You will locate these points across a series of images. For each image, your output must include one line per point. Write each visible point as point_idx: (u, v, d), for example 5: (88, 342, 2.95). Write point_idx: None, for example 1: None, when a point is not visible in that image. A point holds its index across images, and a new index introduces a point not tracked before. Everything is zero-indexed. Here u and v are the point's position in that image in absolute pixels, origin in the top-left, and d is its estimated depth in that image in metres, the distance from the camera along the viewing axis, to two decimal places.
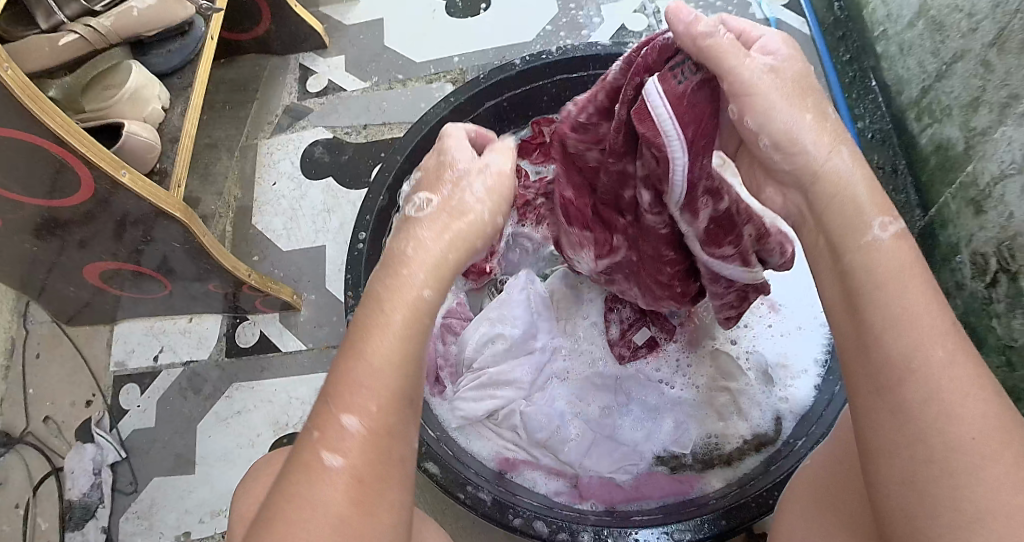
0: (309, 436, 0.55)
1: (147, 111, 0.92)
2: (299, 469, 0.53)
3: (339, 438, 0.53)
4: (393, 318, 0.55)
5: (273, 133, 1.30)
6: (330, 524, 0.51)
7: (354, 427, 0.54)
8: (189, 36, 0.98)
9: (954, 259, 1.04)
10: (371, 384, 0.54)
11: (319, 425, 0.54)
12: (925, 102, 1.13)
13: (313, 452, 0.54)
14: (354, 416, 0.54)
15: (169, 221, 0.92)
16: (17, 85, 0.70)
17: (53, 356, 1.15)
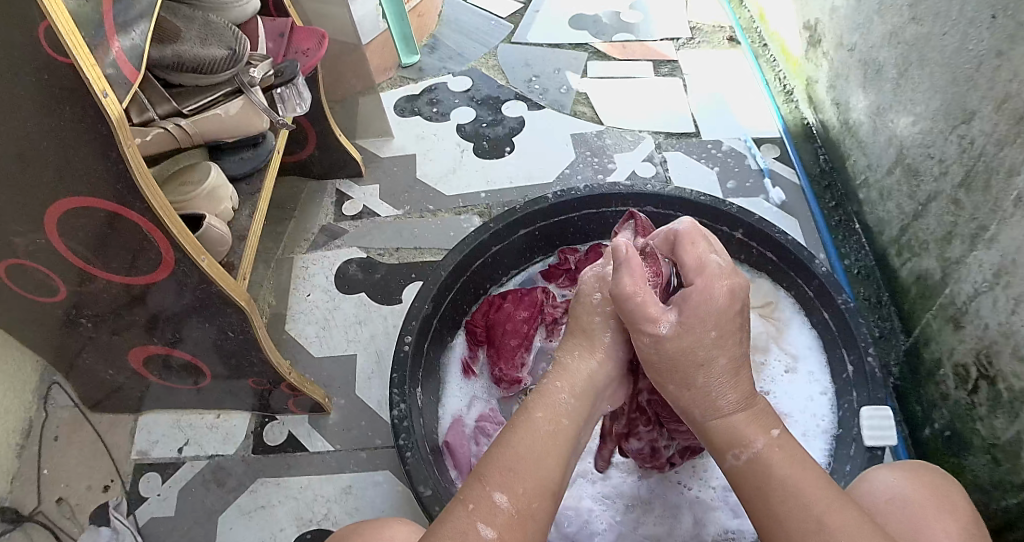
0: (465, 508, 0.62)
1: (221, 208, 1.05)
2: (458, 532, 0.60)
3: (490, 510, 0.62)
4: (534, 416, 0.69)
5: (308, 250, 1.40)
6: None
7: (502, 503, 0.62)
8: (261, 147, 1.15)
9: (937, 373, 1.13)
10: (520, 466, 0.64)
11: (473, 498, 0.63)
12: (904, 239, 1.26)
13: (468, 522, 0.61)
14: (505, 492, 0.62)
15: (224, 310, 1.02)
16: (134, 162, 0.81)
17: (71, 442, 1.19)
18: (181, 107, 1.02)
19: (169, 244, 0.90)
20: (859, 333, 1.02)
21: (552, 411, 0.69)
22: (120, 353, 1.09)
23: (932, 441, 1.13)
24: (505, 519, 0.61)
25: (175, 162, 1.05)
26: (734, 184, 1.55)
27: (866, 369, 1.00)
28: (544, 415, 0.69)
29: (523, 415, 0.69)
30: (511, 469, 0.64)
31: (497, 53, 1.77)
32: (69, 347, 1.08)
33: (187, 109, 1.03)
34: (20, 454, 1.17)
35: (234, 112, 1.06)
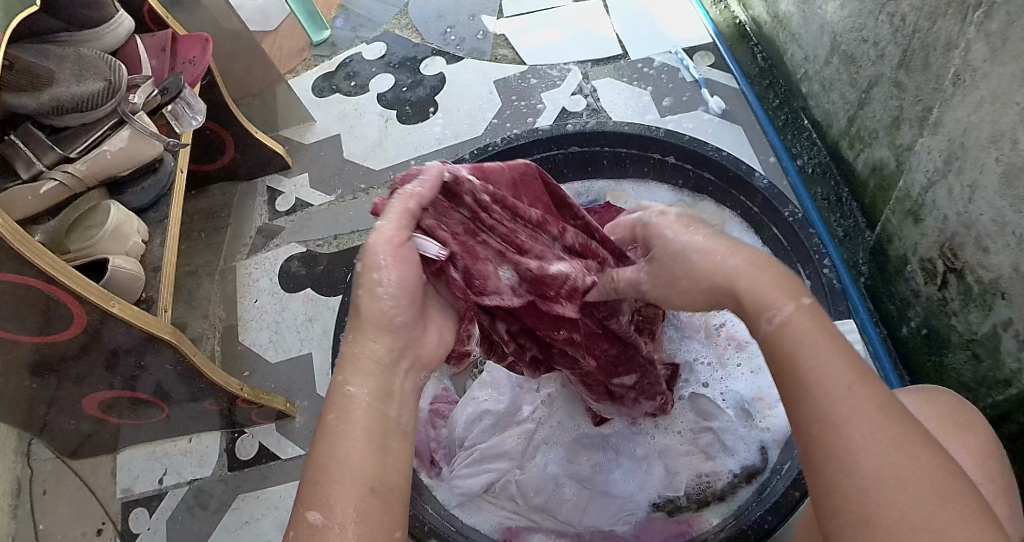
0: (286, 537, 0.56)
1: (129, 245, 1.06)
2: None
3: (311, 535, 0.55)
4: (344, 412, 0.61)
5: (250, 254, 1.34)
6: None
7: (319, 522, 0.55)
8: (161, 170, 1.15)
9: (906, 270, 1.10)
10: (328, 477, 0.57)
11: (292, 526, 0.56)
12: (854, 130, 1.21)
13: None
14: (319, 511, 0.56)
15: (159, 345, 1.00)
16: (10, 233, 0.81)
17: (59, 493, 1.18)
18: (67, 152, 1.01)
19: (75, 299, 0.90)
20: (811, 243, 0.99)
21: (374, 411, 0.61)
22: (75, 402, 1.06)
23: (912, 340, 1.11)
24: (329, 537, 0.54)
25: (75, 208, 1.09)
26: (671, 102, 1.46)
27: (823, 280, 0.97)
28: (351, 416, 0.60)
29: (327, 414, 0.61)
30: (333, 481, 0.57)
31: (409, 10, 1.66)
32: (36, 411, 1.05)
33: (74, 152, 1.02)
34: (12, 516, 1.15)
35: (120, 147, 1.04)
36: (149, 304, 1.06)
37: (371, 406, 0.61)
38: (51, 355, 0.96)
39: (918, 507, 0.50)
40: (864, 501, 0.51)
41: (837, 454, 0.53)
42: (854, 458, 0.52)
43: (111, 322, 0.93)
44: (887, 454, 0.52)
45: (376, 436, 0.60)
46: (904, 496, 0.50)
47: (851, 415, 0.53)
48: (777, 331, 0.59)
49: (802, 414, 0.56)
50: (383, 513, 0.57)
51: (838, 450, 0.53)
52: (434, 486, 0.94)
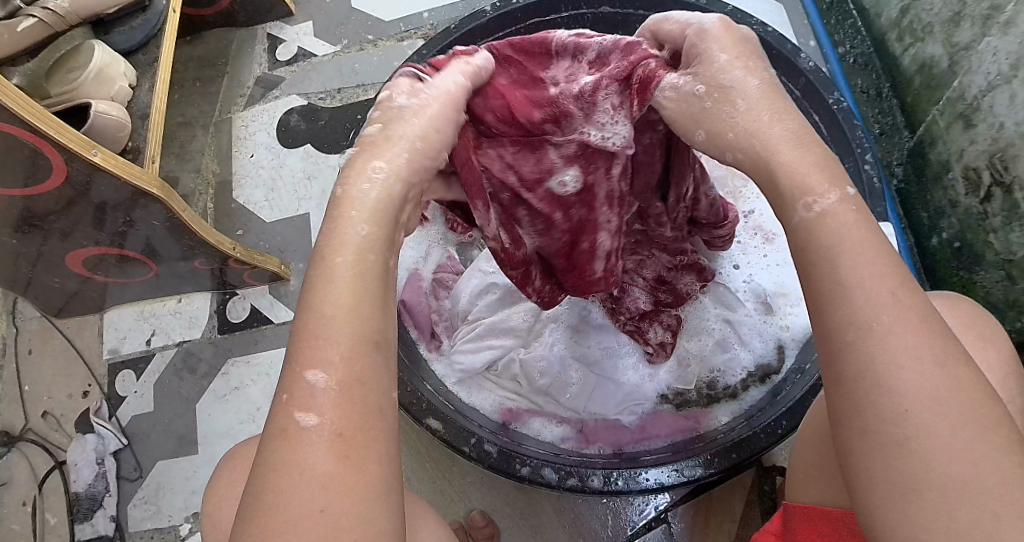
0: (279, 402, 0.46)
1: (114, 89, 0.97)
2: (277, 449, 0.45)
3: (308, 395, 0.45)
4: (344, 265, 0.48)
5: (247, 105, 1.24)
6: (316, 490, 0.43)
7: (321, 381, 0.46)
8: (150, 10, 1.03)
9: (946, 177, 1.03)
10: (330, 329, 0.46)
11: (286, 387, 0.46)
12: (906, 21, 1.09)
13: (284, 415, 0.46)
14: (321, 371, 0.46)
15: (148, 201, 0.93)
16: None
17: (45, 353, 1.16)
18: None
19: (53, 149, 0.81)
20: (854, 136, 0.91)
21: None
22: (56, 259, 1.01)
23: (941, 251, 1.06)
24: (334, 402, 0.45)
25: (55, 47, 0.99)
26: None
27: (861, 176, 0.90)
28: (348, 262, 0.48)
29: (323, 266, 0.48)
30: (343, 343, 0.46)
31: None
32: (20, 268, 1.00)
33: None
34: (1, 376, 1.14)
35: None
36: (136, 155, 0.97)
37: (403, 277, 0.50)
38: (31, 213, 0.90)
39: (959, 440, 0.45)
40: (898, 424, 0.45)
41: (875, 374, 0.46)
42: (894, 389, 0.46)
43: (98, 176, 0.86)
44: (924, 381, 0.45)
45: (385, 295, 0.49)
46: (944, 422, 0.45)
47: (889, 328, 0.47)
48: (813, 223, 0.50)
49: None
50: (390, 373, 0.47)
51: (861, 366, 0.47)
52: (434, 361, 0.91)
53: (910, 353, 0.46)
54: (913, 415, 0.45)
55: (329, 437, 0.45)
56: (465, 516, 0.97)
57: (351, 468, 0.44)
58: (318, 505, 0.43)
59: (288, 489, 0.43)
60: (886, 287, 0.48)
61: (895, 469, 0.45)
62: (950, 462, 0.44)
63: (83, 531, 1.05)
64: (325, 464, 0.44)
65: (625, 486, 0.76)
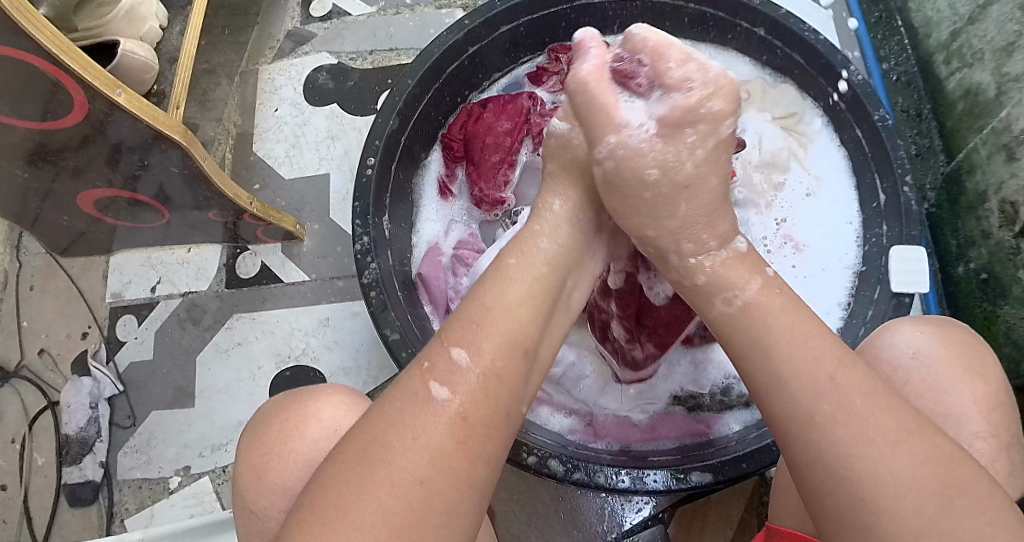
0: (417, 369, 0.53)
1: (143, 29, 0.95)
2: (402, 406, 0.51)
3: (448, 372, 0.52)
4: (508, 270, 0.60)
5: (275, 58, 1.21)
6: (427, 456, 0.49)
7: (464, 362, 0.53)
8: None
9: (980, 208, 1.01)
10: (486, 321, 0.55)
11: (430, 358, 0.54)
12: (955, 44, 1.06)
13: (421, 382, 0.52)
14: (465, 350, 0.53)
15: (168, 147, 0.91)
16: None
17: (47, 290, 1.14)
18: None
19: (75, 83, 0.78)
20: (895, 156, 0.88)
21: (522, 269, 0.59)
22: (69, 196, 0.98)
23: (965, 281, 1.05)
24: (467, 382, 0.52)
25: None
26: None
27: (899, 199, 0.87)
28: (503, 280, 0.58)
29: (494, 268, 0.60)
30: (479, 334, 0.54)
31: None
32: (30, 200, 0.98)
33: None
34: (1, 309, 1.13)
35: None
36: (160, 99, 0.95)
37: (538, 278, 0.60)
38: (48, 146, 0.88)
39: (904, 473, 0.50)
40: (850, 460, 0.51)
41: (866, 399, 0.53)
42: (829, 432, 0.52)
43: (118, 116, 0.83)
44: None
45: (542, 309, 0.58)
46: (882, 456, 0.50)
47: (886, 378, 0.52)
48: None
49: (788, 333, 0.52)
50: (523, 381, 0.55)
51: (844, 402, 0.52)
52: None
53: (841, 404, 0.52)
54: (843, 445, 0.51)
55: (457, 419, 0.51)
56: None
57: (465, 455, 0.50)
58: (420, 475, 0.48)
59: (402, 446, 0.49)
60: (822, 367, 0.54)
61: (845, 505, 0.50)
62: (901, 496, 0.49)
63: (70, 474, 1.04)
64: (439, 435, 0.50)
65: (631, 484, 0.75)
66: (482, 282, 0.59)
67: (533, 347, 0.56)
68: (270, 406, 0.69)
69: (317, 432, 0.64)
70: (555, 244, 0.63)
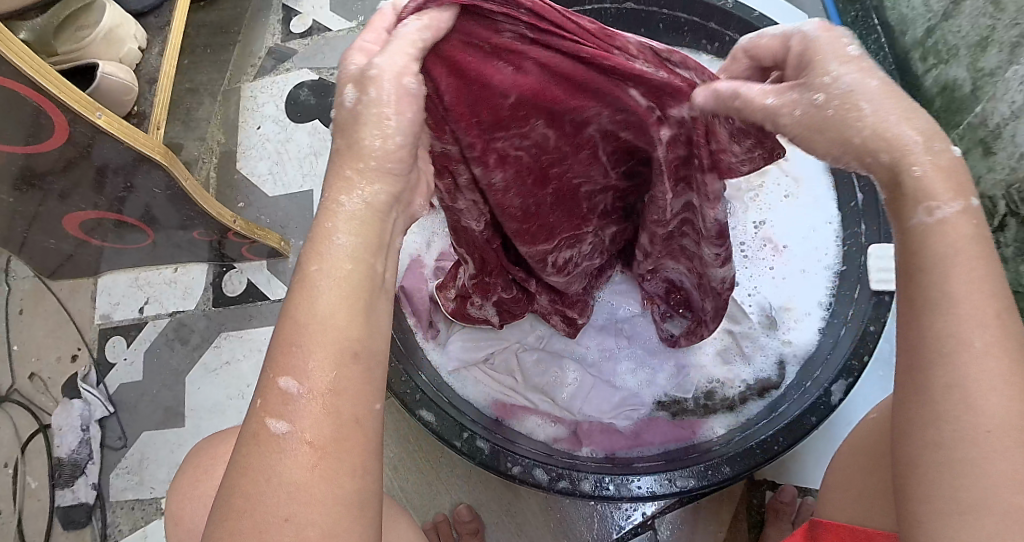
0: (252, 407, 0.45)
1: (124, 51, 0.95)
2: (247, 450, 0.44)
3: (282, 404, 0.44)
4: (309, 271, 0.46)
5: (257, 76, 1.21)
6: (285, 494, 0.42)
7: (294, 390, 0.44)
8: None
9: None
10: (303, 337, 0.44)
11: (261, 392, 0.45)
12: (931, 41, 1.07)
13: (258, 421, 0.44)
14: (291, 376, 0.44)
15: (150, 167, 0.91)
16: None
17: (36, 313, 1.15)
18: None
19: (55, 107, 0.78)
20: None
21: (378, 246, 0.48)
22: (53, 219, 0.99)
23: None
24: (302, 410, 0.44)
25: (66, 5, 0.97)
26: None
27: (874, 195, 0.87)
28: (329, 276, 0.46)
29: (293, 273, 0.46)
30: (303, 349, 0.45)
31: None
32: (16, 226, 0.98)
33: None
34: None
35: None
36: (141, 120, 0.95)
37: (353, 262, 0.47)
38: (32, 171, 0.88)
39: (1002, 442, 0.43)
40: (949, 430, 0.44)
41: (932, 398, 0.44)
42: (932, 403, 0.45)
43: (99, 139, 0.84)
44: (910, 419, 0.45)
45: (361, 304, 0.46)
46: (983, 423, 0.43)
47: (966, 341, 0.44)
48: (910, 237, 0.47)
49: None
50: (372, 382, 0.46)
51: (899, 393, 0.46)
52: (429, 350, 0.89)
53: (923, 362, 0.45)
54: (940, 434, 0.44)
55: (302, 447, 0.43)
56: (451, 508, 0.96)
57: (324, 480, 0.43)
58: (285, 512, 0.42)
59: (256, 492, 0.43)
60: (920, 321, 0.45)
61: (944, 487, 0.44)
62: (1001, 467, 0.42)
63: (62, 497, 1.04)
64: (295, 472, 0.43)
65: (616, 491, 0.75)
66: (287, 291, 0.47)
67: (363, 346, 0.46)
68: (198, 448, 0.71)
69: (226, 473, 0.66)
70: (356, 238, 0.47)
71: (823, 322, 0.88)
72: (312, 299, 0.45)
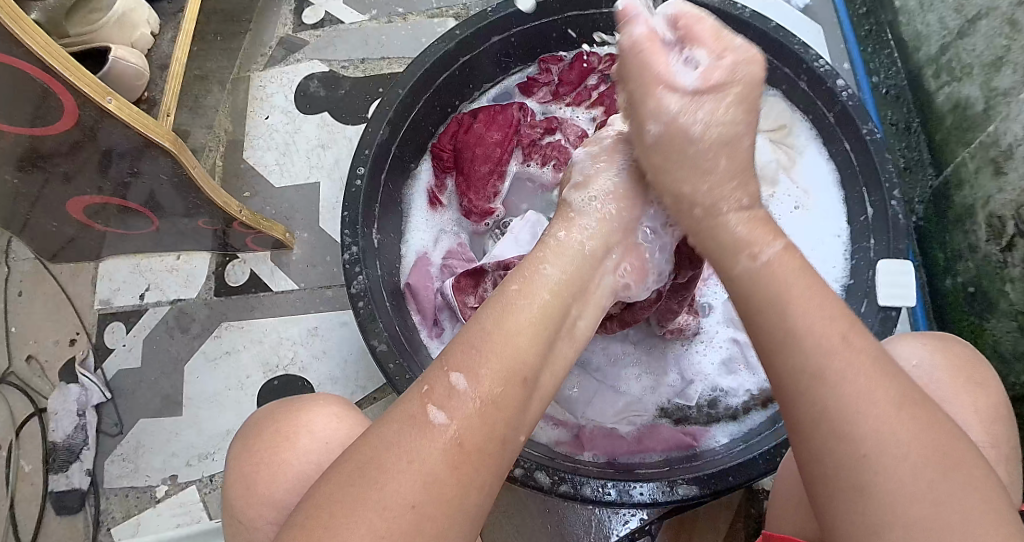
0: (418, 390, 0.52)
1: (135, 36, 0.95)
2: (397, 429, 0.50)
3: (447, 396, 0.50)
4: (509, 289, 0.57)
5: (266, 66, 1.21)
6: (422, 480, 0.48)
7: (462, 386, 0.51)
8: None
9: (968, 221, 1.02)
10: (486, 345, 0.53)
11: (429, 379, 0.52)
12: (944, 59, 1.07)
13: (420, 404, 0.51)
14: (464, 375, 0.51)
15: (158, 154, 0.90)
16: None
17: (36, 295, 1.14)
18: None
19: (64, 88, 0.78)
20: (884, 170, 0.87)
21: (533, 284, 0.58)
22: (58, 201, 0.98)
23: (953, 294, 1.05)
24: (464, 407, 0.50)
25: None
26: None
27: (887, 214, 0.86)
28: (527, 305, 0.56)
29: (497, 291, 0.57)
30: (479, 355, 0.52)
31: None
32: (19, 207, 0.98)
33: None
34: None
35: None
36: (151, 106, 0.94)
37: (555, 291, 0.58)
38: (40, 151, 0.88)
39: (920, 479, 0.47)
40: (859, 470, 0.48)
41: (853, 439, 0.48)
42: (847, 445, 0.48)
43: (108, 123, 0.83)
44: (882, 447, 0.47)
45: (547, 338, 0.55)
46: (904, 462, 0.47)
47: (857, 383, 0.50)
48: None
49: (773, 355, 0.52)
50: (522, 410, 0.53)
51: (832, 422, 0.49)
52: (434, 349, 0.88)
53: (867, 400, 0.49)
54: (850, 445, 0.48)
55: (452, 442, 0.49)
56: None
57: (460, 479, 0.49)
58: (414, 498, 0.47)
59: (394, 466, 0.48)
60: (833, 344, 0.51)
61: (858, 519, 0.47)
62: (913, 502, 0.46)
63: (55, 482, 1.03)
64: (435, 462, 0.48)
65: (617, 497, 0.74)
66: (489, 302, 0.57)
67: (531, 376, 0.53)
68: (270, 410, 0.69)
69: (310, 443, 0.64)
70: (562, 272, 0.60)
71: None
72: (511, 319, 0.55)
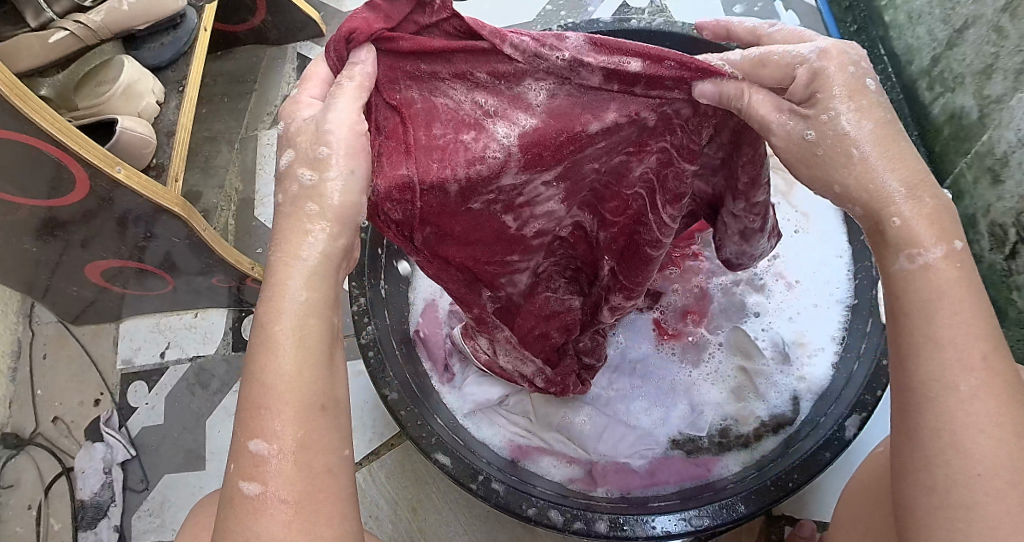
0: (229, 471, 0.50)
1: (141, 106, 0.98)
2: (232, 517, 0.49)
3: (253, 466, 0.48)
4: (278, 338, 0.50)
5: (273, 123, 1.24)
6: None
7: (264, 450, 0.49)
8: (181, 28, 1.05)
9: (970, 231, 1.02)
10: (269, 401, 0.49)
11: (235, 456, 0.50)
12: (936, 70, 1.07)
13: (234, 484, 0.49)
14: (262, 440, 0.49)
15: (169, 217, 0.94)
16: (6, 86, 0.72)
17: (60, 358, 1.17)
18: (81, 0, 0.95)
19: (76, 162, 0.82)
20: None
21: (309, 316, 0.51)
22: (75, 267, 1.02)
23: None
24: (276, 472, 0.48)
25: (87, 61, 0.99)
26: (742, 10, 1.31)
27: None
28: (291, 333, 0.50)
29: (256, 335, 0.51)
30: (277, 406, 0.49)
31: None
32: (40, 273, 1.02)
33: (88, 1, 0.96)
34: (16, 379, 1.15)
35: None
36: (159, 172, 0.97)
37: (299, 320, 0.51)
38: (55, 221, 0.91)
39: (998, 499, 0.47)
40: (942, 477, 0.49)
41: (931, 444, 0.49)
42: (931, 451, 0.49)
43: (120, 192, 0.86)
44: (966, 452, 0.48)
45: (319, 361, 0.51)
46: (984, 484, 0.47)
47: (940, 395, 0.49)
48: (916, 273, 0.52)
49: None
50: (339, 435, 0.50)
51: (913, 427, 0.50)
52: (446, 394, 0.90)
53: (957, 419, 0.49)
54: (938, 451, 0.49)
55: (282, 509, 0.48)
56: None
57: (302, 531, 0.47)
58: None
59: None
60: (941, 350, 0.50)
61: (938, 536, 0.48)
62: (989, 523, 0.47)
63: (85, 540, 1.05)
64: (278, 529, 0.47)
65: (632, 532, 0.75)
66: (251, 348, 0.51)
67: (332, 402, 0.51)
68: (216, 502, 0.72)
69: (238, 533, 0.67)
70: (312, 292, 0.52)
71: (837, 356, 0.88)
72: (277, 364, 0.50)
